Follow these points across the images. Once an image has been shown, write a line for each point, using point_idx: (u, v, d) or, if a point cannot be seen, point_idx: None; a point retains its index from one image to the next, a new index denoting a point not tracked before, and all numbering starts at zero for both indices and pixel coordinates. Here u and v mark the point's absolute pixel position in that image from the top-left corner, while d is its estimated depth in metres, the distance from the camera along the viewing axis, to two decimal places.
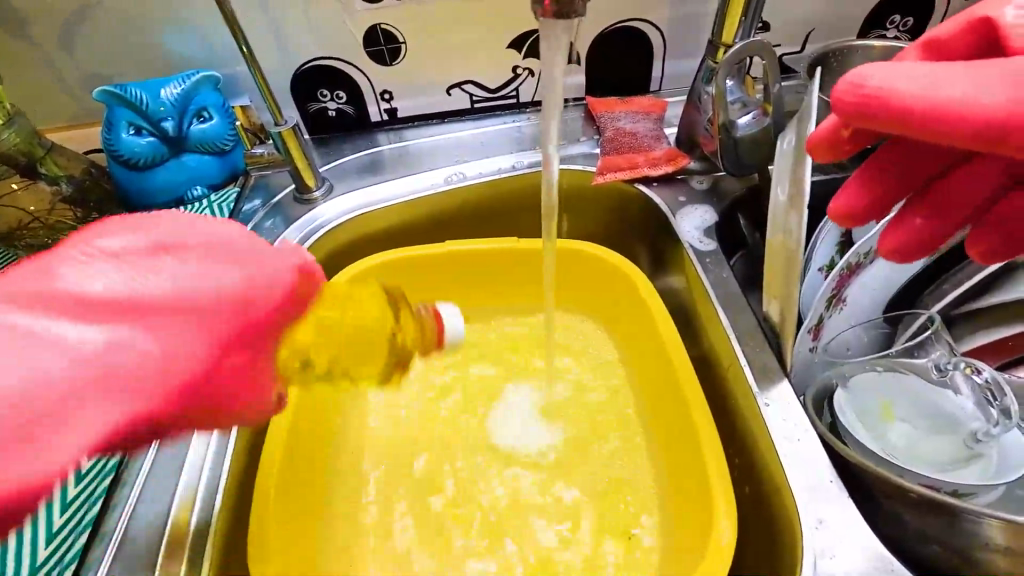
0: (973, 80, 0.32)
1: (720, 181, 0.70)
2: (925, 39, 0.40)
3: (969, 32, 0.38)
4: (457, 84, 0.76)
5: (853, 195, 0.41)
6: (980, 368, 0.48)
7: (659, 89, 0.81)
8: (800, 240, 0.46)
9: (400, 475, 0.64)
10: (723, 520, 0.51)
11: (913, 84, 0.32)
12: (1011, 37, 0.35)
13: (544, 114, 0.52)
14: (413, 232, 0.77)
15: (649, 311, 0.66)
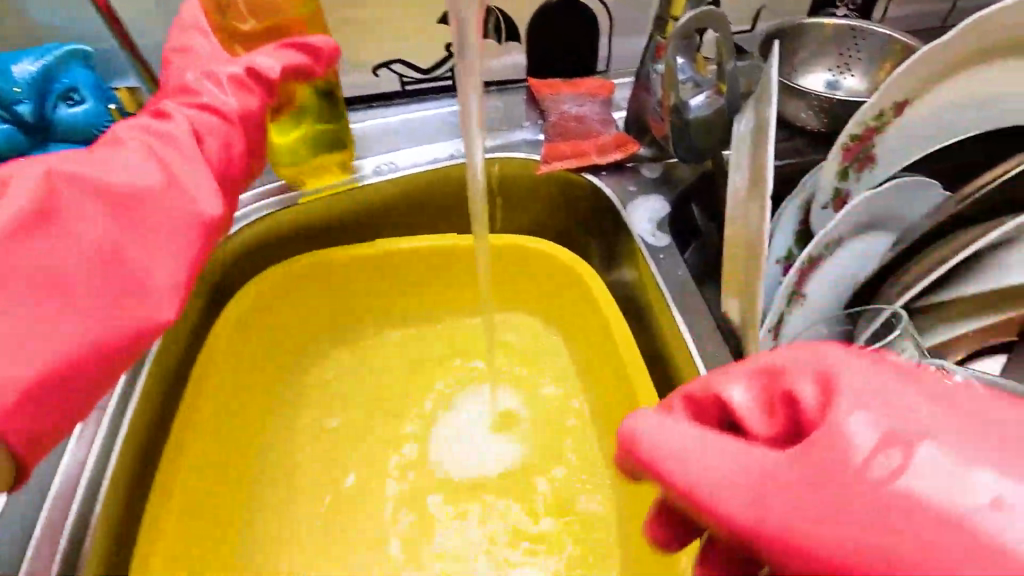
0: (747, 487, 0.27)
1: (673, 169, 0.65)
2: (680, 390, 0.33)
3: (715, 406, 0.32)
4: (383, 64, 0.67)
5: (660, 530, 0.33)
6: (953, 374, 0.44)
7: (606, 70, 0.75)
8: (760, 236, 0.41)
9: (324, 494, 0.59)
10: None
11: (674, 446, 0.30)
12: (730, 388, 0.31)
13: (462, 93, 0.45)
14: (341, 231, 0.69)
15: (599, 313, 0.61)
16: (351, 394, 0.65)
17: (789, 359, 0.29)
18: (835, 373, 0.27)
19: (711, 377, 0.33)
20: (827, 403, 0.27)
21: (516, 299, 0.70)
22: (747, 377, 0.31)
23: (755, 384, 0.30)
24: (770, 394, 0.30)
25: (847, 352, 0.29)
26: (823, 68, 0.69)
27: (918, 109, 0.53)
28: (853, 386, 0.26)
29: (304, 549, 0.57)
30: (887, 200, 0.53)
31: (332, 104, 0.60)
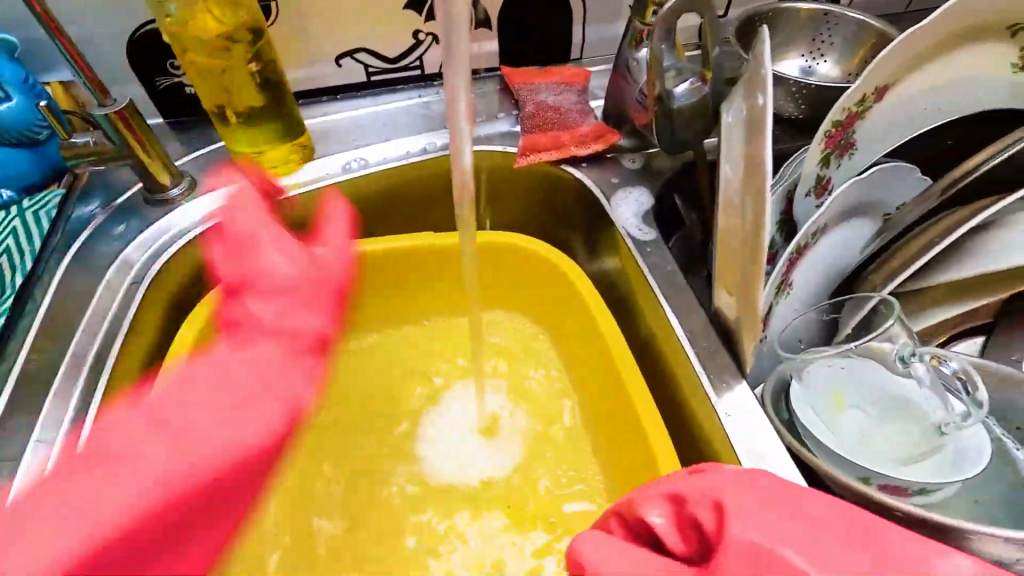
0: None
1: (653, 160, 0.63)
2: (613, 509, 0.41)
3: (641, 524, 0.38)
4: (346, 53, 0.63)
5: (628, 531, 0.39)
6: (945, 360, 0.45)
7: (580, 58, 0.73)
8: (762, 226, 0.39)
9: (306, 495, 0.56)
10: None
11: (604, 555, 0.35)
12: (648, 508, 0.38)
13: (449, 86, 0.42)
14: (311, 233, 0.64)
15: (588, 309, 0.58)
16: (330, 408, 0.61)
17: (688, 487, 0.37)
18: (719, 504, 0.34)
19: (636, 496, 0.40)
20: (715, 528, 0.34)
21: (499, 298, 0.67)
22: (660, 500, 0.38)
23: (667, 510, 0.37)
24: (678, 518, 0.37)
25: (745, 489, 0.34)
26: (796, 54, 0.69)
27: (896, 94, 0.52)
28: (734, 513, 0.33)
29: (282, 524, 0.54)
30: (868, 187, 0.53)
31: (274, 94, 0.55)
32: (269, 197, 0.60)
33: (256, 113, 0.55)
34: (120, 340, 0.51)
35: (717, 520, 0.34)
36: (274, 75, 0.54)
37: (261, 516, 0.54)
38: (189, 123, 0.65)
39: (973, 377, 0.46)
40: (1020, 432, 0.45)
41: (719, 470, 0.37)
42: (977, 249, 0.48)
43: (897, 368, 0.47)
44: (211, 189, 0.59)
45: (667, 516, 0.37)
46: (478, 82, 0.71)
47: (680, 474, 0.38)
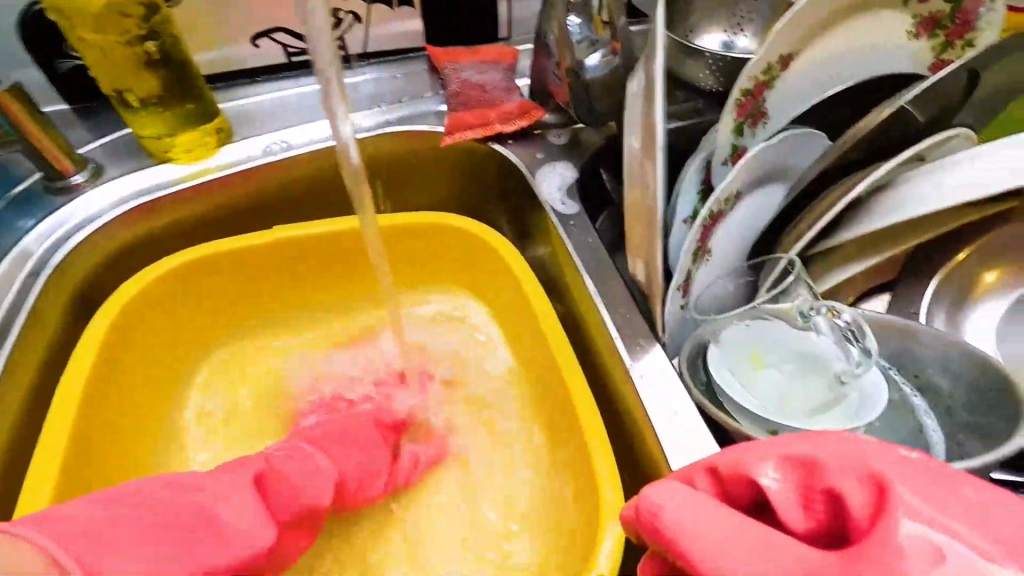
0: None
1: (579, 135, 0.64)
2: (705, 463, 0.33)
3: (744, 486, 0.31)
4: (263, 32, 0.61)
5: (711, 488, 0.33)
6: (840, 312, 0.48)
7: (508, 36, 0.72)
8: (658, 191, 0.42)
9: (231, 415, 0.59)
10: (612, 521, 0.45)
11: (692, 518, 0.30)
12: (758, 468, 0.31)
13: (316, 62, 0.42)
14: (236, 221, 0.62)
15: (518, 285, 0.58)
16: (262, 356, 0.62)
17: (820, 453, 0.30)
18: (887, 484, 0.28)
19: (737, 453, 0.33)
20: (876, 516, 0.27)
21: (435, 278, 0.66)
22: (776, 461, 0.31)
23: (786, 474, 0.30)
24: (805, 487, 0.30)
25: (914, 474, 0.29)
26: (718, 29, 0.70)
27: (800, 62, 0.54)
28: (904, 501, 0.27)
29: (207, 439, 0.57)
30: (777, 152, 0.54)
31: (177, 77, 0.53)
32: (181, 183, 0.57)
33: (161, 98, 0.53)
34: (17, 332, 0.49)
35: (869, 500, 0.28)
36: (176, 52, 0.52)
37: (187, 433, 0.57)
38: (98, 109, 0.62)
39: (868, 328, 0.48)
40: (918, 379, 0.47)
41: (854, 441, 0.31)
42: (878, 205, 0.50)
43: (800, 323, 0.49)
44: (119, 177, 0.57)
45: (786, 481, 0.30)
46: (404, 62, 0.70)
47: (800, 436, 0.32)
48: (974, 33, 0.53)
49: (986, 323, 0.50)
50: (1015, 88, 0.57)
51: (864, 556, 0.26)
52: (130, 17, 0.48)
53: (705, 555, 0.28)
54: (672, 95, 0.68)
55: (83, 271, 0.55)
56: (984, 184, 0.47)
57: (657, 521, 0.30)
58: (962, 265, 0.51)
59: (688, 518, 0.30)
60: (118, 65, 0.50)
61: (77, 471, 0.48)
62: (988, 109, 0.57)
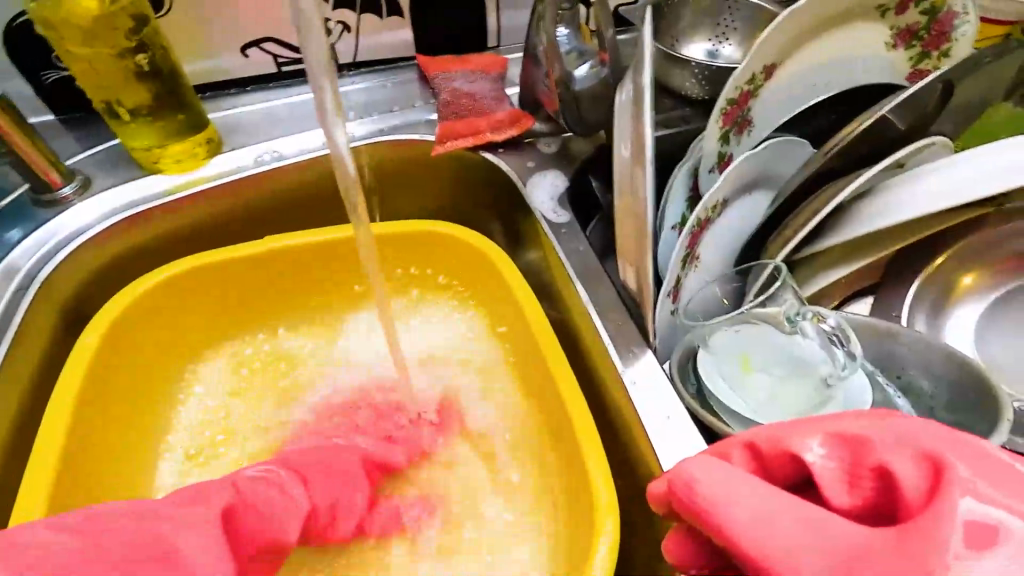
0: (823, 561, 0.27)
1: (569, 143, 0.64)
2: (744, 440, 0.33)
3: (788, 462, 0.32)
4: (253, 43, 0.61)
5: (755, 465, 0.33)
6: (825, 316, 0.49)
7: (497, 45, 0.73)
8: (647, 199, 0.43)
9: (220, 427, 0.58)
10: (607, 522, 0.46)
11: (728, 490, 0.30)
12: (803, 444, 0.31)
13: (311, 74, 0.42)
14: (227, 230, 0.62)
15: (510, 293, 0.59)
16: (251, 366, 0.62)
17: (871, 433, 0.30)
18: (941, 461, 0.28)
19: (777, 432, 0.33)
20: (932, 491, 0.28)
21: (426, 284, 0.66)
22: (822, 437, 0.31)
23: (833, 451, 0.31)
24: (852, 464, 0.30)
25: (962, 451, 0.30)
26: (702, 38, 0.72)
27: (784, 72, 0.55)
28: (960, 477, 0.27)
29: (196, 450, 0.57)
30: (763, 160, 0.55)
31: (165, 89, 0.52)
32: (171, 194, 0.57)
33: (149, 108, 0.53)
34: (7, 347, 0.48)
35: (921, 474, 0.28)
36: (167, 63, 0.52)
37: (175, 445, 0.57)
38: (85, 119, 0.61)
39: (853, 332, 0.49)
40: (901, 379, 0.49)
41: (901, 422, 0.31)
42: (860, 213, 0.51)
43: (787, 328, 0.49)
44: (109, 188, 0.56)
45: (834, 458, 0.31)
46: (394, 71, 0.70)
47: (848, 416, 0.32)
48: (949, 44, 0.55)
49: (967, 325, 0.51)
50: (987, 97, 0.59)
51: (917, 533, 0.26)
52: (117, 28, 0.48)
53: (745, 527, 0.29)
54: (659, 103, 0.69)
55: (72, 284, 0.54)
56: (960, 190, 0.48)
57: (692, 494, 0.30)
58: (941, 269, 0.52)
59: (727, 492, 0.30)
60: (104, 76, 0.49)
61: (66, 492, 0.48)
62: (962, 117, 0.59)
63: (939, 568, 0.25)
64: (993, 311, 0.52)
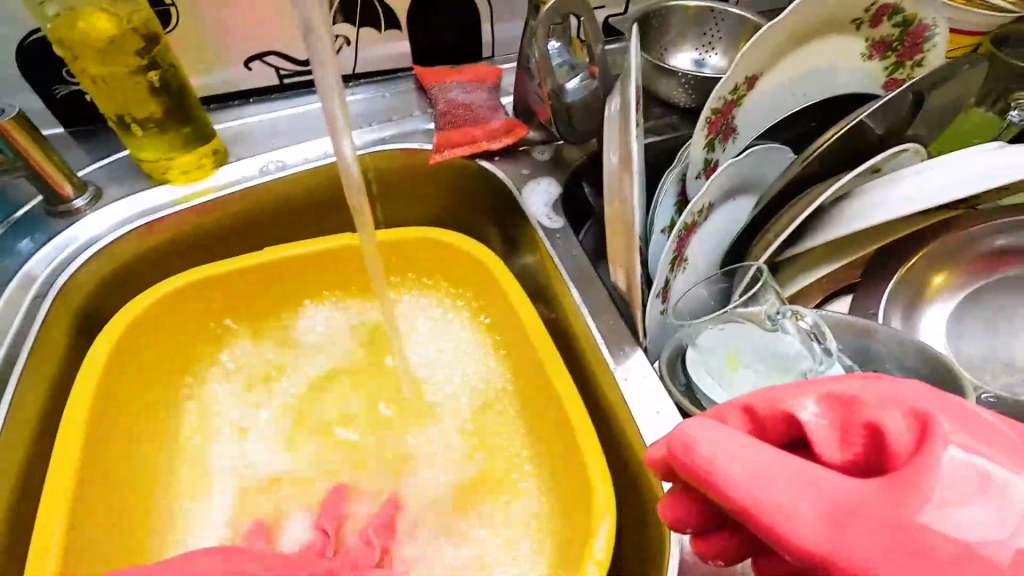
0: (816, 512, 0.29)
1: (562, 151, 0.67)
2: (741, 403, 0.36)
3: (783, 423, 0.34)
4: (256, 56, 0.63)
5: (752, 426, 0.35)
6: (803, 314, 0.52)
7: (492, 55, 0.75)
8: (635, 204, 0.46)
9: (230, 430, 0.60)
10: (604, 517, 0.49)
11: (726, 448, 0.32)
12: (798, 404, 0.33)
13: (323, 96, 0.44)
14: (232, 238, 0.65)
15: (507, 295, 0.61)
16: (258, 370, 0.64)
17: (862, 393, 0.33)
18: (928, 417, 0.30)
19: (773, 396, 0.35)
20: (918, 445, 0.30)
21: (425, 287, 0.69)
22: (815, 399, 0.34)
23: (826, 410, 0.33)
24: (843, 423, 0.33)
25: (953, 409, 0.31)
26: (689, 48, 0.75)
27: (765, 82, 0.58)
28: (946, 430, 0.29)
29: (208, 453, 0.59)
30: (746, 166, 0.58)
31: (174, 101, 0.54)
32: (179, 205, 0.59)
33: (158, 121, 0.55)
34: (26, 352, 0.51)
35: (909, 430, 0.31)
36: (175, 80, 0.54)
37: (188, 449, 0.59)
38: (95, 132, 0.63)
39: (830, 330, 0.52)
40: (878, 373, 0.51)
41: (894, 384, 0.33)
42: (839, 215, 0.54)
43: (768, 326, 0.52)
44: (119, 199, 0.58)
45: (827, 417, 0.33)
46: (392, 82, 0.73)
47: (842, 377, 0.34)
48: (922, 53, 0.59)
49: (941, 322, 0.54)
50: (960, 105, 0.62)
51: (905, 484, 0.28)
52: (127, 45, 0.50)
53: (743, 483, 0.30)
54: (648, 111, 0.72)
55: (85, 293, 0.56)
56: (932, 193, 0.51)
57: (692, 454, 0.32)
58: (915, 270, 0.55)
59: (724, 450, 0.31)
60: (116, 91, 0.51)
61: (85, 495, 0.50)
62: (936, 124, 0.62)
63: (923, 516, 0.27)
64: (965, 309, 0.54)
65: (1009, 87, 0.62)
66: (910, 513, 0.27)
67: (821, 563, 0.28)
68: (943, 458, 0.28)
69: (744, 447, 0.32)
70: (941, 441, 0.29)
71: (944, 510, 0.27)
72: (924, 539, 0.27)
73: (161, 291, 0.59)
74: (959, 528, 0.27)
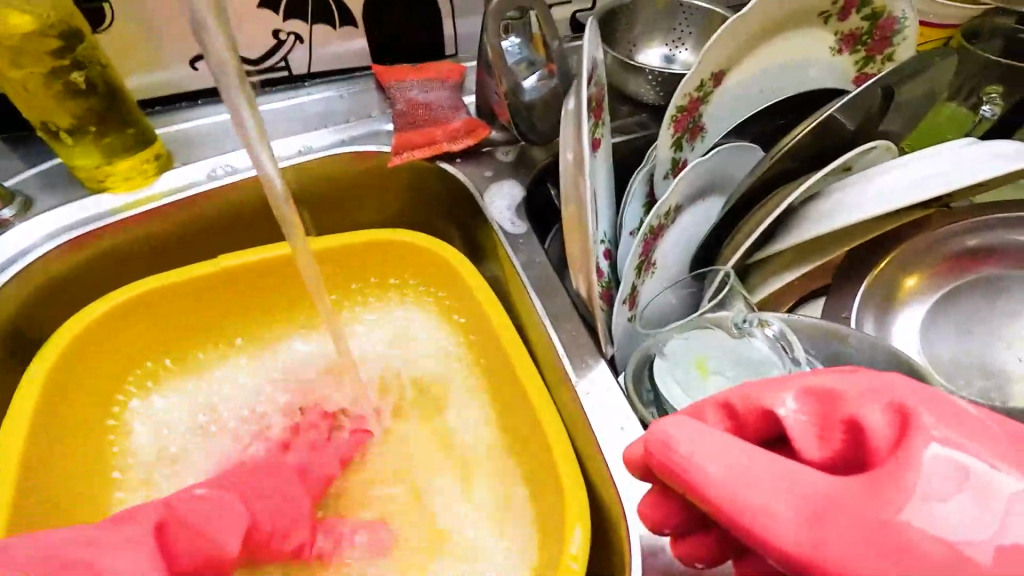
0: (795, 511, 0.26)
1: (526, 152, 0.64)
2: (718, 398, 0.33)
3: (760, 419, 0.31)
4: (202, 56, 0.60)
5: (729, 421, 0.32)
6: (769, 322, 0.50)
7: (455, 53, 0.72)
8: (587, 206, 0.44)
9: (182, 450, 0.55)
10: (577, 526, 0.45)
11: (701, 445, 0.29)
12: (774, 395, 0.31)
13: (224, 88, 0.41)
14: (182, 247, 0.61)
15: (475, 297, 0.58)
16: (211, 381, 0.60)
17: (843, 385, 0.30)
18: (910, 410, 0.28)
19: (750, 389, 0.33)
20: (899, 439, 0.27)
21: (386, 292, 0.65)
22: (796, 392, 0.31)
23: (805, 405, 0.31)
24: (823, 418, 0.30)
25: (939, 401, 0.28)
26: (658, 44, 0.73)
27: (733, 78, 0.56)
28: (928, 423, 0.27)
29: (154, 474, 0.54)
30: (714, 166, 0.56)
31: (105, 105, 0.51)
32: (118, 214, 0.56)
33: (86, 126, 0.51)
34: None
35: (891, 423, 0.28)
36: (104, 80, 0.50)
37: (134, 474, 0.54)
38: (27, 137, 0.59)
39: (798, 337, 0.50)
40: None
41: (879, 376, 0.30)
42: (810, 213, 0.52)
43: (735, 332, 0.50)
44: (52, 208, 0.55)
45: (805, 411, 0.30)
46: (350, 81, 0.69)
47: (821, 368, 0.31)
48: (891, 48, 0.57)
49: (915, 324, 0.52)
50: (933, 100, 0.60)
51: (887, 482, 0.26)
52: (44, 43, 0.46)
53: (721, 481, 0.28)
54: (616, 109, 0.70)
55: (13, 309, 0.53)
56: (903, 191, 0.49)
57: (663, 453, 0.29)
58: (886, 271, 0.53)
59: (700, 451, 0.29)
60: (34, 93, 0.48)
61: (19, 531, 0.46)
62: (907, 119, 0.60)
63: (904, 515, 0.25)
64: (940, 311, 0.52)
65: (979, 81, 0.60)
66: (891, 511, 0.25)
67: (803, 566, 0.25)
68: (926, 455, 0.26)
69: (720, 442, 0.29)
70: (924, 435, 0.26)
71: (928, 507, 0.25)
72: (907, 540, 0.24)
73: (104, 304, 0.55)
74: (943, 528, 0.24)
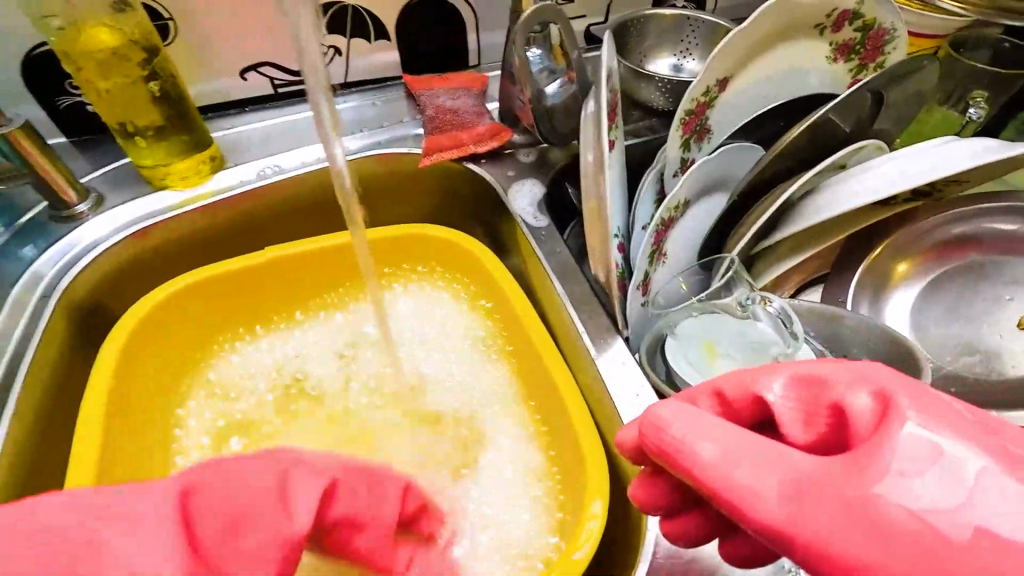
0: (776, 482, 0.28)
1: (546, 153, 0.70)
2: (710, 388, 0.35)
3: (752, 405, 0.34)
4: (251, 67, 0.66)
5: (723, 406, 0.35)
6: (771, 300, 0.54)
7: (478, 64, 0.78)
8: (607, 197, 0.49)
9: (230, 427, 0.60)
10: (596, 497, 0.50)
11: (694, 428, 0.31)
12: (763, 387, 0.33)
13: (312, 97, 0.47)
14: (233, 239, 0.67)
15: (499, 285, 0.64)
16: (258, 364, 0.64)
17: (828, 373, 0.32)
18: (891, 396, 0.29)
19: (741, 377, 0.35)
20: (879, 420, 0.29)
21: (415, 281, 0.70)
22: (784, 380, 0.33)
23: (793, 392, 0.33)
24: (808, 405, 0.32)
25: (922, 388, 0.30)
26: (667, 54, 0.78)
27: (737, 83, 0.61)
28: (906, 408, 0.28)
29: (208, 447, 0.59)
30: (720, 163, 0.61)
31: (171, 110, 0.57)
32: (175, 210, 0.62)
33: (153, 128, 0.57)
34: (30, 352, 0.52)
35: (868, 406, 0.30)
36: (175, 89, 0.56)
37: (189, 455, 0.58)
38: (96, 140, 0.66)
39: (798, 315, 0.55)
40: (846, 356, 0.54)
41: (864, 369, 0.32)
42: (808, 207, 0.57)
43: (740, 312, 0.55)
44: (120, 204, 0.61)
45: (791, 397, 0.33)
46: (383, 90, 0.76)
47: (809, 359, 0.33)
48: (882, 56, 0.62)
49: (908, 306, 0.57)
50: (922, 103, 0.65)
51: (864, 459, 0.27)
52: (125, 56, 0.52)
53: (714, 463, 0.29)
54: (628, 115, 0.75)
55: (88, 295, 0.58)
56: (890, 185, 0.54)
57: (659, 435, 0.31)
58: (879, 260, 0.58)
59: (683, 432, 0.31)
60: (110, 99, 0.53)
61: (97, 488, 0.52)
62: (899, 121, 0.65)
63: (878, 488, 0.26)
64: (931, 296, 0.57)
65: (965, 86, 0.65)
66: (867, 487, 0.27)
67: (784, 541, 0.27)
68: (902, 436, 0.27)
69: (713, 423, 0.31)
70: (901, 417, 0.28)
71: (904, 481, 0.26)
72: (877, 510, 0.26)
73: (166, 291, 0.61)
74: (920, 500, 0.26)
